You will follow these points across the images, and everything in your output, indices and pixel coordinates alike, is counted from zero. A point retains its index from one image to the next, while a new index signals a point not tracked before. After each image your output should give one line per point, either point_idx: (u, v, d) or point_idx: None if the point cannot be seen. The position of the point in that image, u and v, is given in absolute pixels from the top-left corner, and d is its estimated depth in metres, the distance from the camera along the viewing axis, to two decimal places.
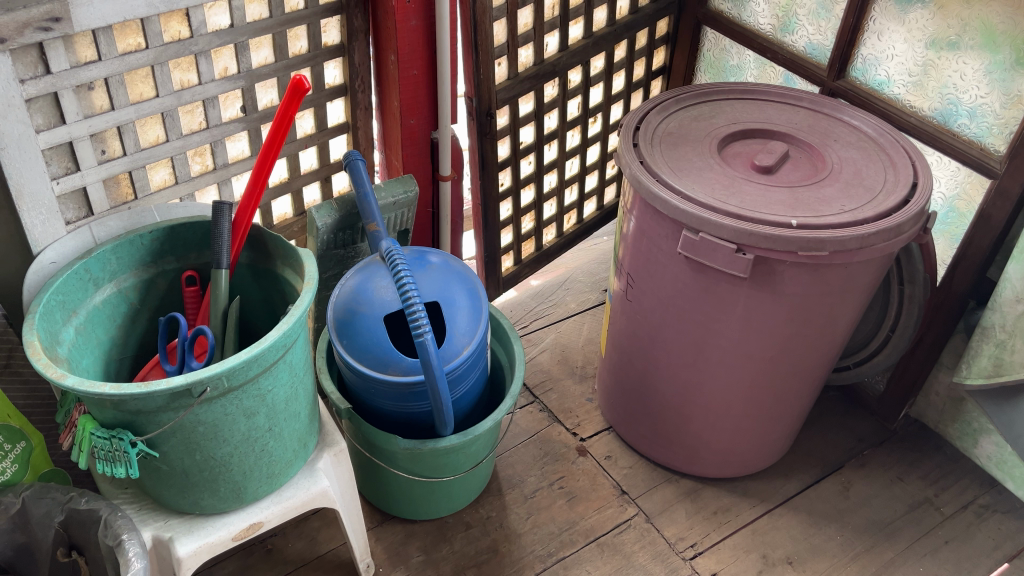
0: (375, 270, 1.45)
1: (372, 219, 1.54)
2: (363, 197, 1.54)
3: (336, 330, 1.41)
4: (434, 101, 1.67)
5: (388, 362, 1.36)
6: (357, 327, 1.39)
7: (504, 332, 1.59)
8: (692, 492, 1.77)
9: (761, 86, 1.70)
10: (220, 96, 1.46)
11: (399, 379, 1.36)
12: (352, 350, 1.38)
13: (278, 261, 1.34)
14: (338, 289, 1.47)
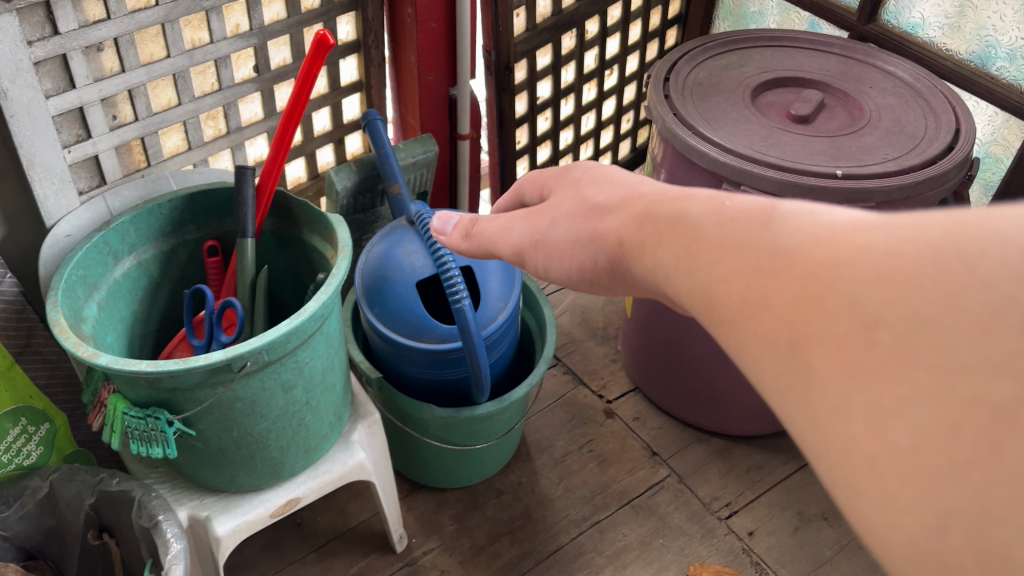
0: (403, 235, 1.39)
1: (395, 180, 1.48)
2: (384, 157, 1.48)
3: (365, 300, 1.36)
4: (453, 56, 1.59)
5: (422, 330, 1.32)
6: (388, 294, 1.34)
7: (534, 296, 1.54)
8: (723, 450, 1.75)
9: (789, 33, 1.65)
10: (231, 56, 1.39)
11: (435, 346, 1.31)
12: (383, 319, 1.34)
13: (305, 228, 1.28)
14: (364, 258, 1.42)
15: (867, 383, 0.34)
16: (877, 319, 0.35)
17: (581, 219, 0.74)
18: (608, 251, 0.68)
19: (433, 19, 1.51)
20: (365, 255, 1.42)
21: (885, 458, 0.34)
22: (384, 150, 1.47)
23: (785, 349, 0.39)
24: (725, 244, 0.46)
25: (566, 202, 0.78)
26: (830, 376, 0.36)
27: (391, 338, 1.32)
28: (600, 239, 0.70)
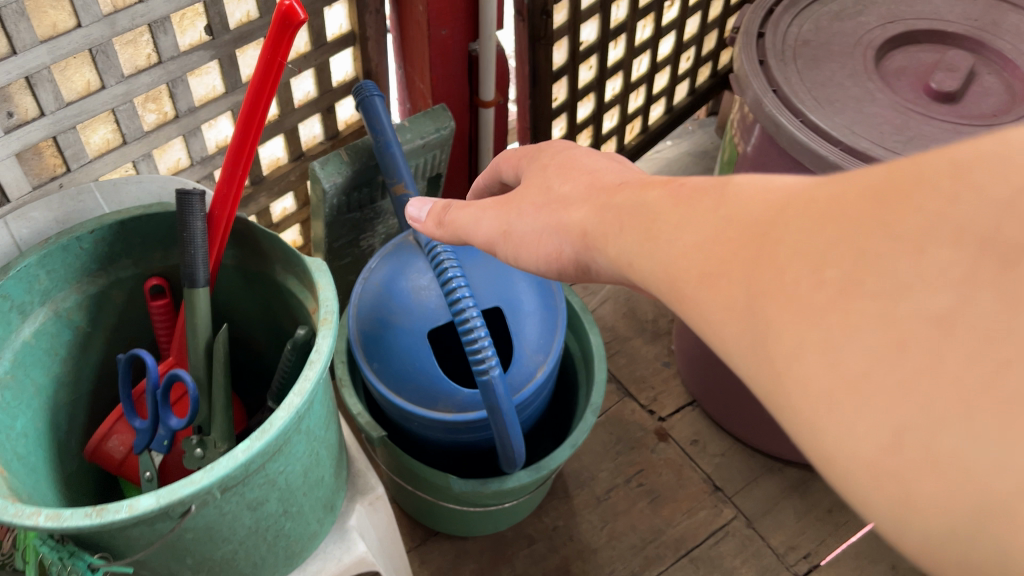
0: (409, 259, 1.05)
1: (399, 176, 1.13)
2: (385, 147, 1.12)
3: (362, 348, 1.04)
4: (475, 2, 1.21)
5: (436, 395, 1.01)
6: (391, 345, 1.02)
7: (578, 320, 1.22)
8: (800, 484, 1.46)
9: None
10: (173, 16, 1.01)
11: (454, 417, 1.00)
12: (386, 378, 1.02)
13: (277, 266, 0.95)
14: (359, 287, 1.08)
15: (828, 321, 0.33)
16: (837, 263, 0.34)
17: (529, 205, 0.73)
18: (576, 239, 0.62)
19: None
20: (362, 283, 1.09)
21: (847, 388, 0.31)
22: (383, 138, 1.11)
23: (749, 316, 0.37)
24: (686, 222, 0.47)
25: (535, 183, 0.73)
26: (805, 322, 0.34)
27: (398, 406, 1.01)
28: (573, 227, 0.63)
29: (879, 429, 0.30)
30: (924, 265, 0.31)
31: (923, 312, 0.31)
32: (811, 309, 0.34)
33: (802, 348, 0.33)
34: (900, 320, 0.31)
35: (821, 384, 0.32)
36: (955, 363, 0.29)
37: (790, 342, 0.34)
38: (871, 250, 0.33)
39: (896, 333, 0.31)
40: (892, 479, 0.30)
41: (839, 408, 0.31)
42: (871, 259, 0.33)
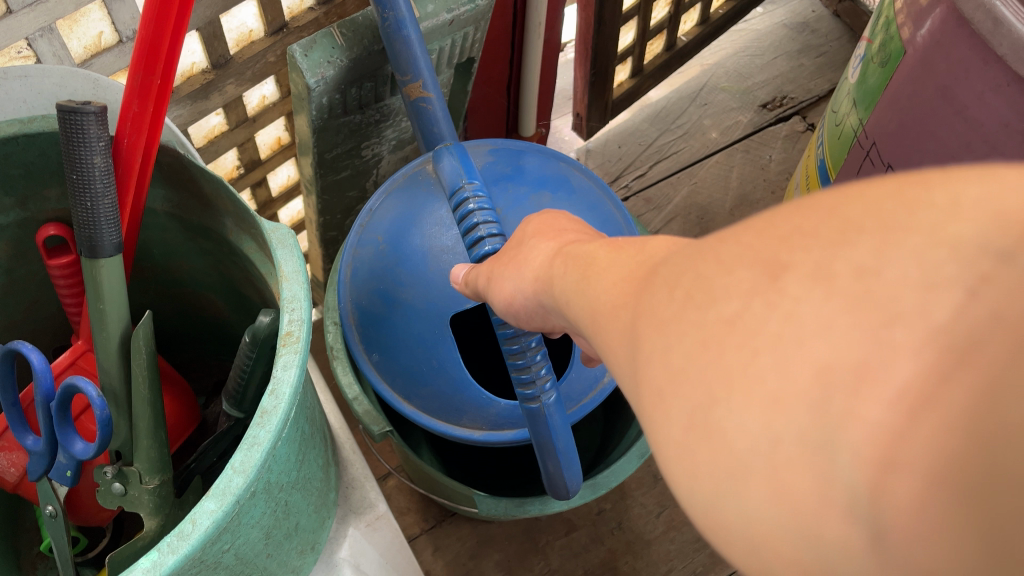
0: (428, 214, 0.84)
1: (415, 72, 0.80)
2: (398, 29, 0.77)
3: (359, 336, 0.85)
4: None
5: (458, 405, 0.83)
6: (397, 329, 0.83)
7: None
8: None
9: None
10: None
11: (480, 435, 0.84)
12: (393, 377, 0.84)
13: (228, 220, 0.63)
14: (353, 246, 0.87)
15: (666, 331, 0.29)
16: (682, 279, 0.30)
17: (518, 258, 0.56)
18: (534, 289, 0.51)
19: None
20: (355, 243, 0.87)
21: (666, 384, 0.28)
22: (388, 15, 0.76)
23: (615, 335, 0.34)
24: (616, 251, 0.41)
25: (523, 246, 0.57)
26: (646, 339, 0.30)
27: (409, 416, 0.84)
28: (532, 278, 0.51)
29: (677, 416, 0.27)
30: (732, 270, 0.27)
31: (720, 314, 0.27)
32: (656, 321, 0.30)
33: (614, 311, 0.35)
34: (710, 330, 0.27)
35: (647, 390, 0.30)
36: (739, 371, 0.25)
37: (641, 349, 0.30)
38: (699, 268, 0.29)
39: (702, 334, 0.27)
40: (691, 468, 0.27)
41: (654, 400, 0.29)
42: (705, 262, 0.29)
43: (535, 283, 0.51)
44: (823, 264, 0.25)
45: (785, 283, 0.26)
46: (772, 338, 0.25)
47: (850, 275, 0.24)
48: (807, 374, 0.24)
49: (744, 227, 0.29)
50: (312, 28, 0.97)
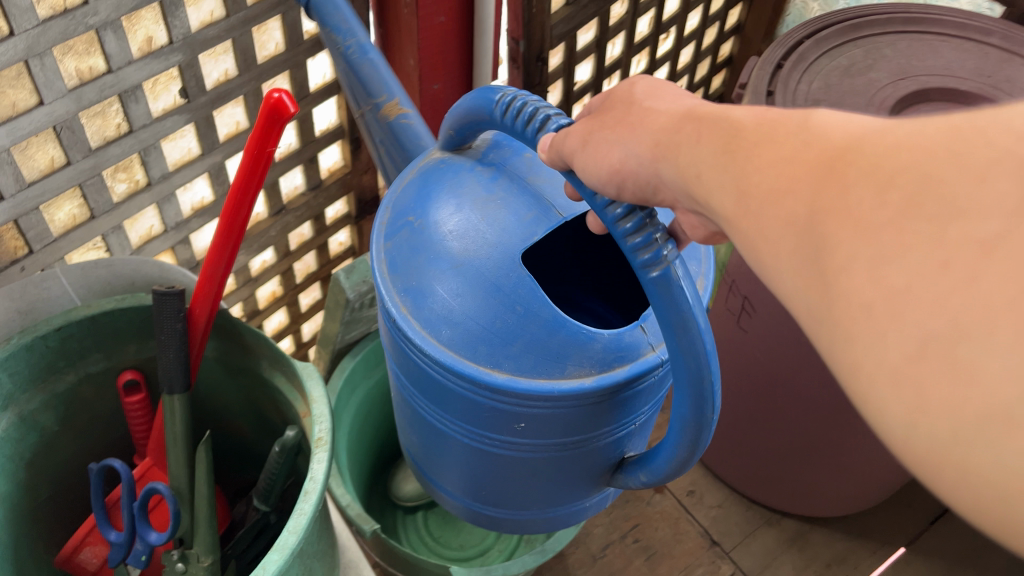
0: (458, 180, 0.78)
1: (387, 91, 0.96)
2: (363, 52, 0.95)
3: (419, 321, 0.71)
4: (468, 55, 1.15)
5: (558, 352, 0.69)
6: (467, 287, 0.71)
7: None
8: (799, 537, 1.44)
9: (932, 12, 1.23)
10: (145, 83, 0.93)
11: (597, 379, 0.68)
12: (473, 350, 0.69)
13: (264, 362, 0.87)
14: (385, 240, 0.77)
15: (882, 240, 0.37)
16: (896, 182, 0.38)
17: (644, 128, 0.60)
18: (651, 152, 0.58)
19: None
20: (384, 237, 0.77)
21: (881, 302, 0.36)
22: (350, 44, 0.97)
23: (805, 227, 0.42)
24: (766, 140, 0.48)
25: (639, 122, 0.60)
26: (847, 238, 0.39)
27: (504, 382, 0.68)
28: (650, 139, 0.58)
29: (906, 343, 0.35)
30: (979, 185, 0.35)
31: (970, 235, 0.34)
32: (863, 225, 0.38)
33: (772, 200, 0.46)
34: (950, 240, 0.35)
35: (851, 303, 0.38)
36: (989, 283, 0.33)
37: (834, 247, 0.39)
38: (928, 180, 0.37)
39: (941, 258, 0.35)
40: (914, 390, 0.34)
41: (863, 319, 0.37)
42: (936, 172, 0.37)
43: (654, 148, 0.58)
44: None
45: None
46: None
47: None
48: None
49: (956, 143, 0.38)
50: (303, 209, 1.26)
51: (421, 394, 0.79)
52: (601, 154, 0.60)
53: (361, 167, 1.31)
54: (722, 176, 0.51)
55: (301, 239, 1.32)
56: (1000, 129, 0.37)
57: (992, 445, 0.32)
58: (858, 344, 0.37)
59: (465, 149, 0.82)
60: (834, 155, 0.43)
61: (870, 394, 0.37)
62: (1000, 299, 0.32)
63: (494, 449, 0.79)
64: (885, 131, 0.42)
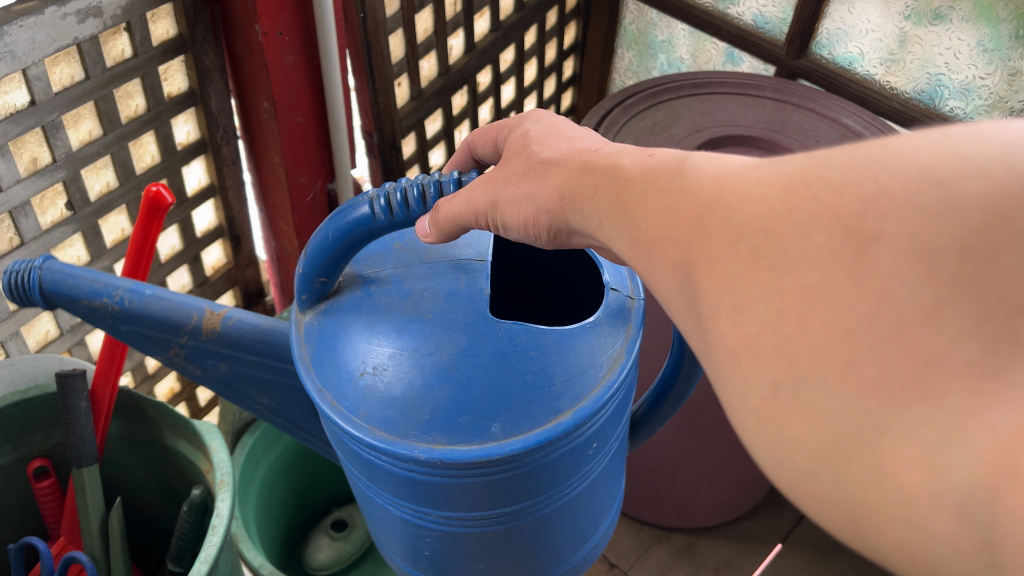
0: (374, 304, 0.61)
1: (190, 307, 0.72)
2: (135, 295, 0.71)
3: (464, 439, 0.54)
4: (327, 149, 1.31)
5: (588, 364, 0.59)
6: (482, 373, 0.56)
7: None
8: (688, 548, 1.57)
9: (716, 75, 1.46)
10: (33, 200, 1.04)
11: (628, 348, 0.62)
12: (528, 416, 0.55)
13: (166, 430, 0.97)
14: (357, 413, 0.56)
15: (733, 284, 0.35)
16: (745, 232, 0.36)
17: (532, 172, 0.56)
18: (551, 206, 0.54)
19: (289, 52, 1.14)
20: (352, 413, 0.56)
21: (739, 347, 0.34)
22: (117, 296, 0.71)
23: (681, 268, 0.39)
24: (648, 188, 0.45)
25: (527, 169, 0.57)
26: (711, 288, 0.36)
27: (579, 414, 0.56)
28: (546, 195, 0.54)
29: (761, 383, 0.33)
30: (809, 237, 0.33)
31: (796, 284, 0.33)
32: (720, 273, 0.36)
33: (658, 245, 0.42)
34: (785, 290, 0.33)
35: (718, 349, 0.36)
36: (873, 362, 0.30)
37: (705, 304, 0.36)
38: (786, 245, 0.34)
39: (779, 302, 0.33)
40: (778, 440, 0.32)
41: (728, 363, 0.35)
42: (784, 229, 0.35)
43: (557, 201, 0.54)
44: (911, 243, 0.31)
45: (872, 257, 0.31)
46: (864, 318, 0.31)
47: (957, 258, 0.30)
48: (910, 366, 0.29)
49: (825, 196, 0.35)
50: None
51: (503, 513, 0.60)
52: (513, 212, 0.56)
53: (242, 262, 1.44)
54: (614, 220, 0.47)
55: None
56: (820, 182, 0.35)
57: (836, 479, 0.31)
58: (730, 383, 0.35)
59: (337, 294, 0.64)
60: (700, 207, 0.39)
61: (740, 433, 0.35)
62: (829, 354, 0.31)
63: (573, 507, 0.65)
64: (721, 178, 0.40)
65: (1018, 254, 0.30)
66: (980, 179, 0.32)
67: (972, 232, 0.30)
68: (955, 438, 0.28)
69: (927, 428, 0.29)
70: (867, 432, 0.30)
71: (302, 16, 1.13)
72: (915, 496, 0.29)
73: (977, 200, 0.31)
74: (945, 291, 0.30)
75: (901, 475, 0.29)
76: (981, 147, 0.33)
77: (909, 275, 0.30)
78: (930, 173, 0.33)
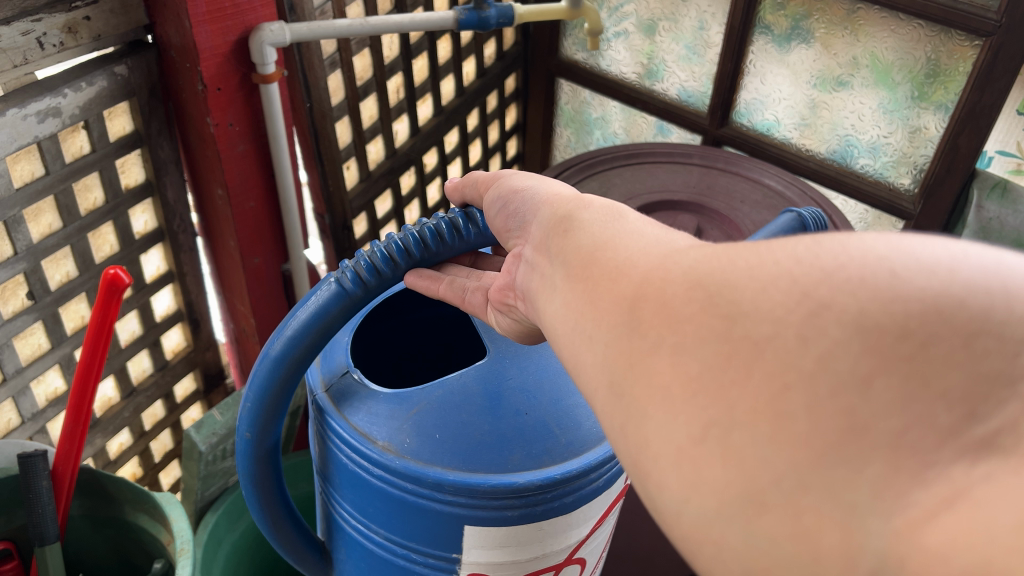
0: None
1: None
2: None
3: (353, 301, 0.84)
4: (279, 231, 1.37)
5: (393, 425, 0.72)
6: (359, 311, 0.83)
7: None
8: None
9: (645, 147, 1.56)
10: None
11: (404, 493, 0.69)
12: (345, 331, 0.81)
13: (126, 505, 1.00)
14: None
15: (679, 332, 0.36)
16: (705, 281, 0.37)
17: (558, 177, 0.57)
18: (545, 195, 0.55)
19: (239, 143, 1.21)
20: None
21: (680, 389, 0.35)
22: None
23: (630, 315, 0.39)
24: (615, 227, 0.46)
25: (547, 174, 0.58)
26: (655, 326, 0.37)
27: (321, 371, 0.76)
28: (554, 189, 0.55)
29: (691, 423, 0.34)
30: (767, 292, 0.34)
31: (750, 336, 0.34)
32: (673, 317, 0.36)
33: (614, 278, 0.41)
34: (738, 342, 0.34)
35: (664, 392, 0.35)
36: (804, 422, 0.31)
37: (649, 346, 0.37)
38: (726, 308, 0.35)
39: (726, 348, 0.34)
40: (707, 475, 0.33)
41: (669, 406, 0.35)
42: (724, 288, 0.36)
43: (550, 195, 0.54)
44: (861, 315, 0.32)
45: (821, 322, 0.32)
46: (807, 375, 0.32)
47: (895, 339, 0.31)
48: (836, 430, 0.31)
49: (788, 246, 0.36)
50: (153, 388, 1.40)
51: None
52: (513, 182, 0.60)
53: (203, 344, 1.48)
54: (586, 232, 0.47)
55: (154, 418, 1.45)
56: (784, 253, 0.36)
57: (747, 529, 0.32)
58: (653, 423, 0.35)
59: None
60: (664, 259, 0.40)
61: (679, 485, 0.34)
62: (767, 405, 0.32)
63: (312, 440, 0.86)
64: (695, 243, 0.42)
65: (956, 350, 0.31)
66: (928, 275, 0.33)
67: (913, 317, 0.32)
68: (877, 506, 0.30)
69: (848, 493, 0.30)
70: (792, 487, 0.31)
71: (251, 107, 1.21)
72: (828, 556, 0.30)
73: (923, 294, 0.32)
74: (877, 365, 0.31)
75: (819, 535, 0.31)
76: (932, 251, 0.34)
77: (850, 346, 0.32)
78: (886, 263, 0.34)
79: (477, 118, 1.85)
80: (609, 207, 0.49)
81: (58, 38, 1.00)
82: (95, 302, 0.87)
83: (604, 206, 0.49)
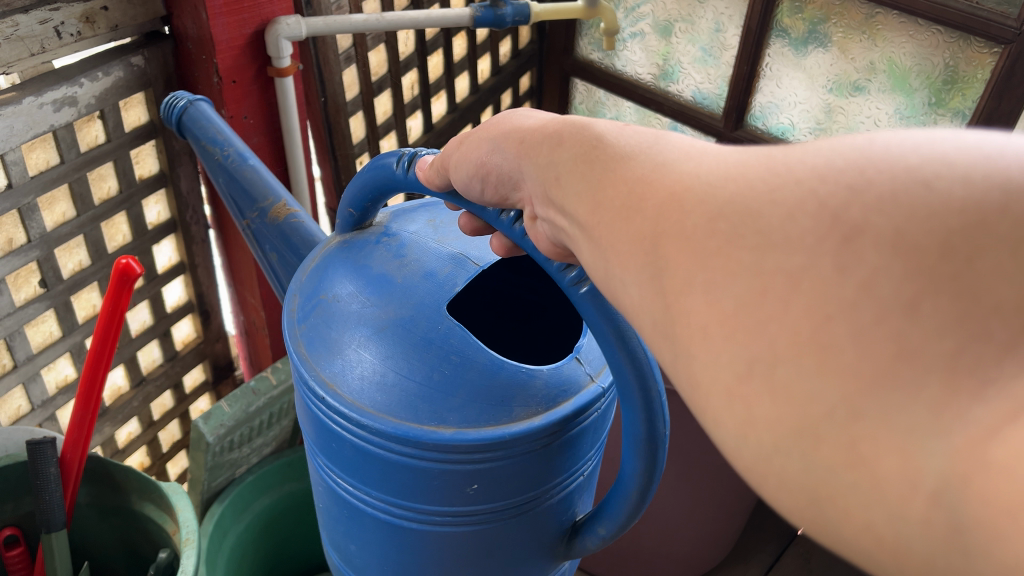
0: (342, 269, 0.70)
1: (270, 193, 0.93)
2: (239, 158, 0.96)
3: (336, 382, 0.62)
4: None
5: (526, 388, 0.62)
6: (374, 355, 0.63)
7: None
8: None
9: None
10: (8, 277, 1.10)
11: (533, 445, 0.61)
12: (383, 395, 0.61)
13: (133, 493, 1.00)
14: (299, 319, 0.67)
15: (707, 264, 0.33)
16: (725, 209, 0.33)
17: (507, 133, 0.52)
18: (512, 150, 0.51)
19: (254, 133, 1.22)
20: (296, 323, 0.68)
21: (716, 326, 0.32)
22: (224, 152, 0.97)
23: (645, 249, 0.36)
24: (593, 154, 0.43)
25: (496, 124, 0.53)
26: (678, 264, 0.34)
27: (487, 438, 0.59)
28: (517, 134, 0.51)
29: (735, 362, 0.31)
30: (795, 219, 0.31)
31: (782, 266, 0.30)
32: (695, 250, 0.34)
33: (623, 214, 0.39)
34: (766, 269, 0.31)
35: (690, 327, 0.33)
36: (849, 352, 0.28)
37: (672, 281, 0.34)
38: (749, 228, 0.32)
39: (758, 282, 0.31)
40: (746, 414, 0.31)
41: (699, 342, 0.33)
42: (746, 215, 0.33)
43: (517, 146, 0.51)
44: (898, 236, 0.29)
45: (858, 247, 0.29)
46: (846, 305, 0.28)
47: (939, 257, 0.28)
48: (886, 355, 0.27)
49: (810, 161, 0.33)
50: (162, 377, 1.40)
51: (363, 488, 0.65)
52: (477, 153, 0.54)
53: (212, 335, 1.48)
54: (577, 178, 0.44)
55: (163, 408, 1.46)
56: (803, 168, 0.33)
57: (803, 458, 0.29)
58: (698, 360, 0.33)
59: (366, 227, 0.75)
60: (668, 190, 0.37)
61: (718, 440, 0.32)
62: (808, 336, 0.29)
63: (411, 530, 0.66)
64: (692, 156, 0.38)
65: (1003, 260, 0.28)
66: (963, 182, 0.30)
67: (954, 234, 0.28)
68: (934, 424, 0.26)
69: (900, 417, 0.26)
70: (843, 417, 0.28)
71: (266, 102, 1.21)
72: (889, 483, 0.27)
73: (958, 202, 0.29)
74: (924, 285, 0.28)
75: (876, 463, 0.27)
76: (966, 152, 0.31)
77: (890, 269, 0.28)
78: (916, 172, 0.30)
79: (491, 115, 1.84)
80: (583, 131, 0.46)
81: (76, 28, 1.01)
82: (106, 291, 0.86)
83: (575, 132, 0.46)
